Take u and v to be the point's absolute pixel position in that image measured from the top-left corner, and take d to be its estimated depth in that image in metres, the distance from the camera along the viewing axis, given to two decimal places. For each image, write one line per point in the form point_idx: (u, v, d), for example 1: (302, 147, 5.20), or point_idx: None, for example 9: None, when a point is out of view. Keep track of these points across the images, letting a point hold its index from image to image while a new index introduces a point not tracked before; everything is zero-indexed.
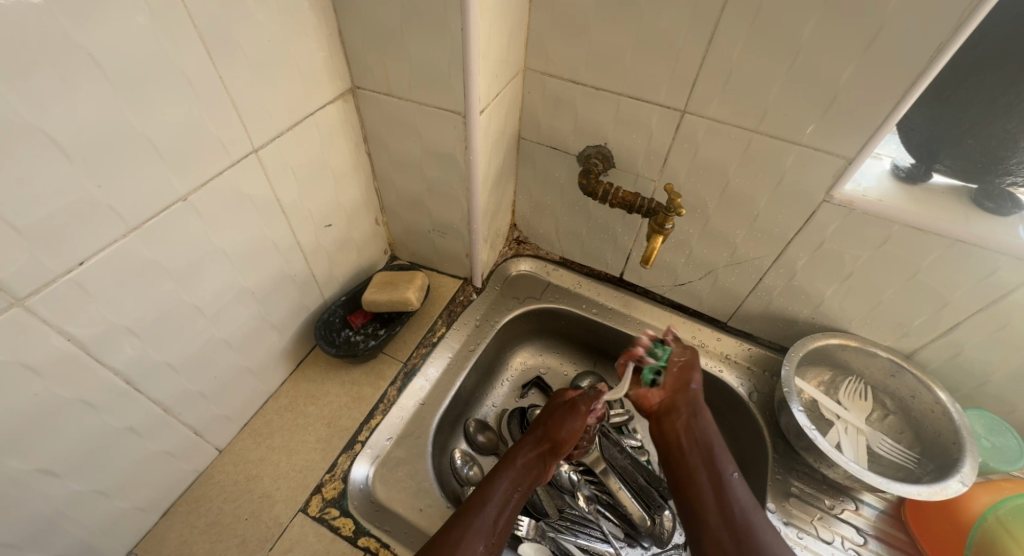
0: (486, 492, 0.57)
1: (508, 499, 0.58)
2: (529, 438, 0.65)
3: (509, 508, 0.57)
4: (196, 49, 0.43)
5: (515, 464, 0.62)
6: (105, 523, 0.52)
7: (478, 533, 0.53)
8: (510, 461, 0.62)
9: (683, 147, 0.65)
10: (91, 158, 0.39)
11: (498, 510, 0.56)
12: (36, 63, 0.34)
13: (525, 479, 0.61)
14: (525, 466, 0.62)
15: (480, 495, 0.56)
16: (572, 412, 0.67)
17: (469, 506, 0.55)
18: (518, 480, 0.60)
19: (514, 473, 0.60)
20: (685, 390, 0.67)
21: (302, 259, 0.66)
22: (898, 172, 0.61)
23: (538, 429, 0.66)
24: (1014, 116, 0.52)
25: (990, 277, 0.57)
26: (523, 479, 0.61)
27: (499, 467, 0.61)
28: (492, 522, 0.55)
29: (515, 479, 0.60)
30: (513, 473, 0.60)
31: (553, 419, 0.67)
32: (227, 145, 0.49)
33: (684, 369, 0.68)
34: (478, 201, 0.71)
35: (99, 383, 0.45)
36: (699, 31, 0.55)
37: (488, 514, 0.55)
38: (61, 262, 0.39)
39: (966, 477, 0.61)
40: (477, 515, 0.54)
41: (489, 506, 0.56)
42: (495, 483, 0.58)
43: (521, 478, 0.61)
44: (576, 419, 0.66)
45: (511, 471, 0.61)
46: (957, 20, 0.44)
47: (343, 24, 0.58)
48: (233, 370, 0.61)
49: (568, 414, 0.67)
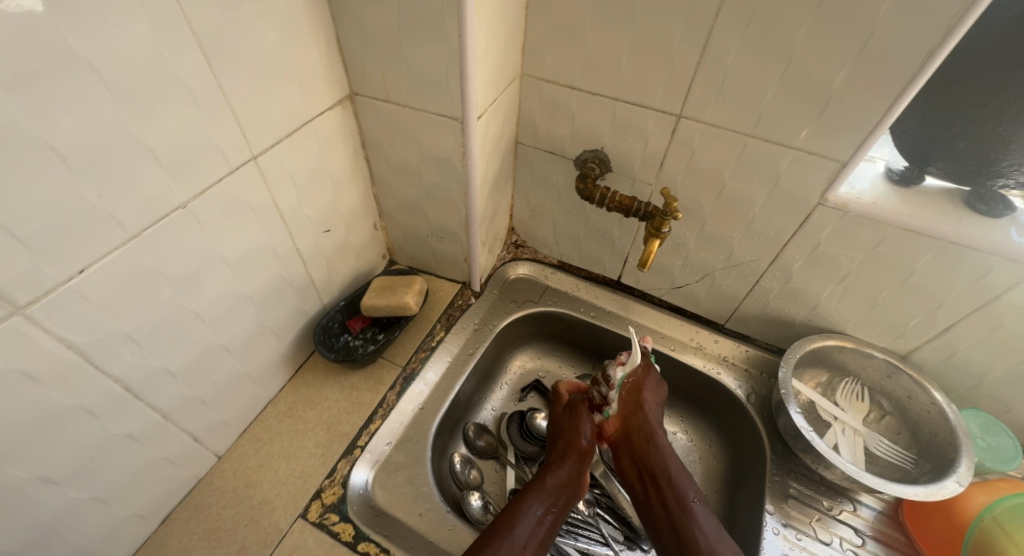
0: (517, 514, 0.57)
1: (541, 521, 0.58)
2: (557, 452, 0.66)
3: (541, 530, 0.58)
4: (196, 58, 0.43)
5: (546, 484, 0.62)
6: (105, 531, 0.52)
7: (509, 555, 0.53)
8: (541, 480, 0.62)
9: (679, 151, 0.65)
10: (91, 166, 0.39)
11: (529, 529, 0.57)
12: (37, 73, 0.34)
13: (557, 500, 0.61)
14: (558, 485, 0.62)
15: (510, 515, 0.57)
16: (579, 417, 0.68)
17: (499, 525, 0.56)
18: (549, 502, 0.60)
19: (546, 493, 0.61)
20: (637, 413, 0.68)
21: (301, 265, 0.66)
22: (892, 175, 0.62)
23: (563, 441, 0.66)
24: (1004, 119, 0.53)
25: (983, 278, 0.58)
26: (552, 498, 0.61)
27: (530, 488, 0.61)
28: (523, 542, 0.55)
29: (547, 499, 0.60)
30: (543, 496, 0.60)
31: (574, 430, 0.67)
32: (227, 152, 0.49)
33: (637, 390, 0.69)
34: (476, 205, 0.71)
35: (99, 391, 0.45)
36: (693, 38, 0.56)
37: (520, 532, 0.56)
38: (62, 270, 0.39)
39: (962, 477, 0.61)
40: (507, 537, 0.55)
41: (521, 525, 0.56)
42: (526, 505, 0.59)
43: (554, 498, 0.61)
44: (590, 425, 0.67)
45: (543, 492, 0.61)
46: (947, 26, 0.45)
47: (341, 32, 0.58)
48: (232, 376, 0.61)
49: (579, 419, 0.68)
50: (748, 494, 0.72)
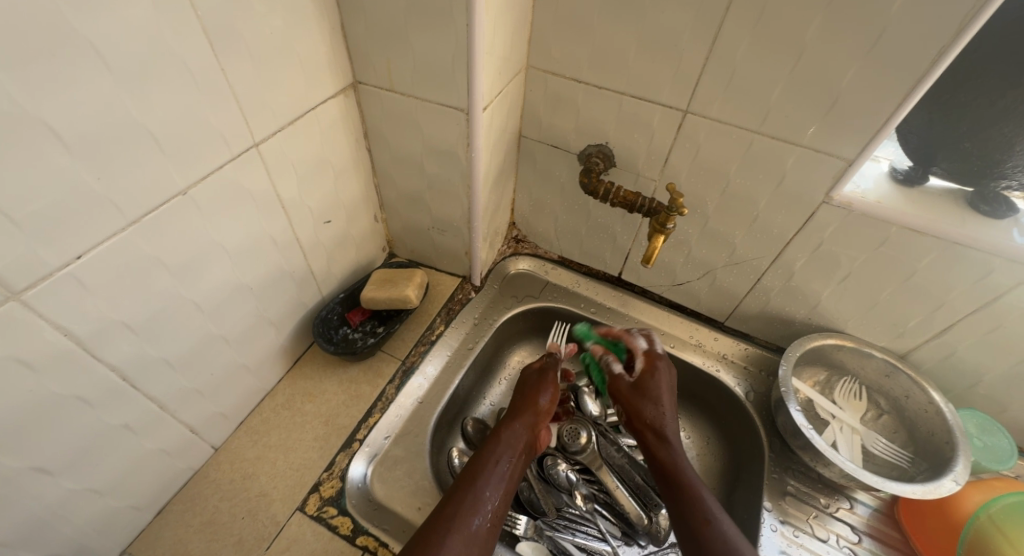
0: (479, 469, 0.56)
1: (503, 470, 0.57)
2: (511, 413, 0.66)
3: (505, 479, 0.56)
4: (198, 40, 0.42)
5: (501, 437, 0.61)
6: (99, 523, 0.51)
7: (473, 507, 0.52)
8: (496, 435, 0.61)
9: (684, 147, 0.65)
10: (90, 150, 0.38)
11: (492, 479, 0.55)
12: (37, 53, 0.33)
13: (514, 449, 0.60)
14: (512, 438, 0.61)
15: (471, 472, 0.56)
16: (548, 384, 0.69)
17: (460, 483, 0.55)
18: (508, 454, 0.59)
19: (503, 445, 0.60)
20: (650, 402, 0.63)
21: (301, 255, 0.65)
22: (896, 175, 0.61)
23: (521, 402, 0.67)
24: (1011, 120, 0.53)
25: (984, 279, 0.58)
26: (509, 450, 0.60)
27: (485, 446, 0.60)
28: (486, 494, 0.54)
29: (505, 450, 0.59)
30: (502, 446, 0.60)
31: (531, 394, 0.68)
32: (229, 139, 0.48)
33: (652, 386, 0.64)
34: (479, 198, 0.70)
35: (95, 380, 0.44)
36: (703, 33, 0.55)
37: (483, 484, 0.54)
38: (59, 255, 0.38)
39: (959, 476, 0.62)
40: (471, 491, 0.53)
41: (482, 478, 0.55)
42: (485, 457, 0.58)
43: (511, 449, 0.60)
44: (552, 381, 0.70)
45: (498, 445, 0.60)
46: (958, 26, 0.45)
47: (346, 19, 0.57)
48: (230, 367, 0.60)
49: (541, 383, 0.69)
50: (747, 490, 0.72)
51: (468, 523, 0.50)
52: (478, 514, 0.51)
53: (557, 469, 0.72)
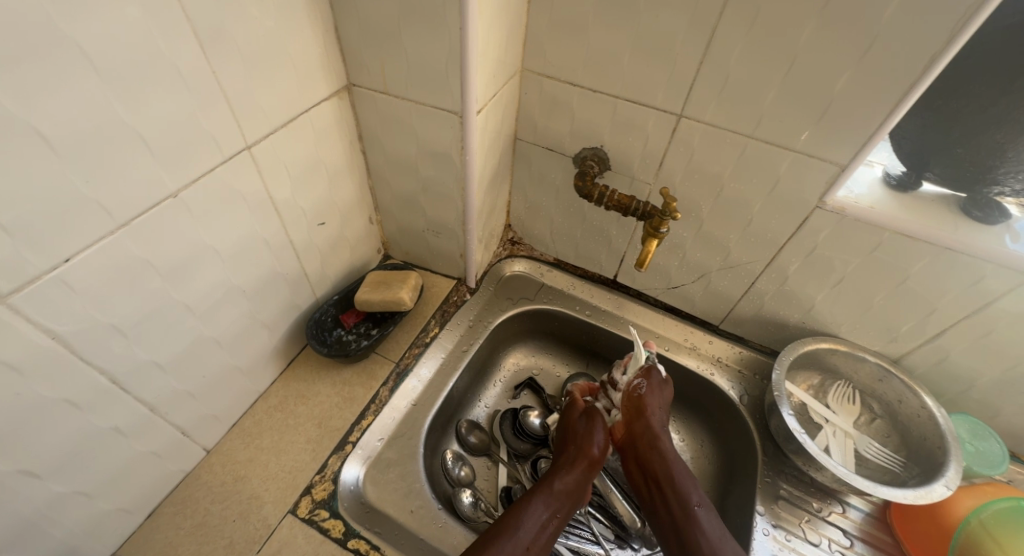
0: (520, 515, 0.58)
1: (543, 523, 0.59)
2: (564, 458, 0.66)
3: (546, 532, 0.58)
4: (190, 43, 0.42)
5: (552, 488, 0.62)
6: (89, 525, 0.51)
7: None
8: (547, 484, 0.62)
9: (679, 151, 0.65)
10: (78, 153, 0.38)
11: (532, 532, 0.57)
12: (23, 55, 0.33)
13: (561, 504, 0.61)
14: (562, 490, 0.62)
15: (512, 519, 0.58)
16: (594, 425, 0.69)
17: (497, 530, 0.57)
18: (555, 506, 0.60)
19: (551, 497, 0.61)
20: (642, 417, 0.68)
21: (294, 257, 0.65)
22: (889, 180, 0.62)
23: (568, 449, 0.67)
24: (1002, 127, 0.53)
25: (977, 284, 0.58)
26: (556, 503, 0.61)
27: (535, 490, 0.61)
28: (524, 547, 0.56)
29: (551, 503, 0.61)
30: (549, 498, 0.61)
31: (582, 440, 0.67)
32: (220, 140, 0.48)
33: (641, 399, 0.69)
34: (474, 201, 0.70)
35: (84, 382, 0.44)
36: (697, 38, 0.55)
37: (523, 535, 0.56)
38: (47, 258, 0.38)
39: (950, 481, 0.62)
40: (509, 539, 0.55)
41: (522, 528, 0.57)
42: (529, 508, 0.59)
43: (560, 503, 0.61)
44: (601, 429, 0.68)
45: (546, 495, 0.61)
46: (950, 32, 0.45)
47: (340, 22, 0.57)
48: (221, 370, 0.60)
49: (591, 427, 0.68)
50: (739, 493, 0.72)
51: None
52: None
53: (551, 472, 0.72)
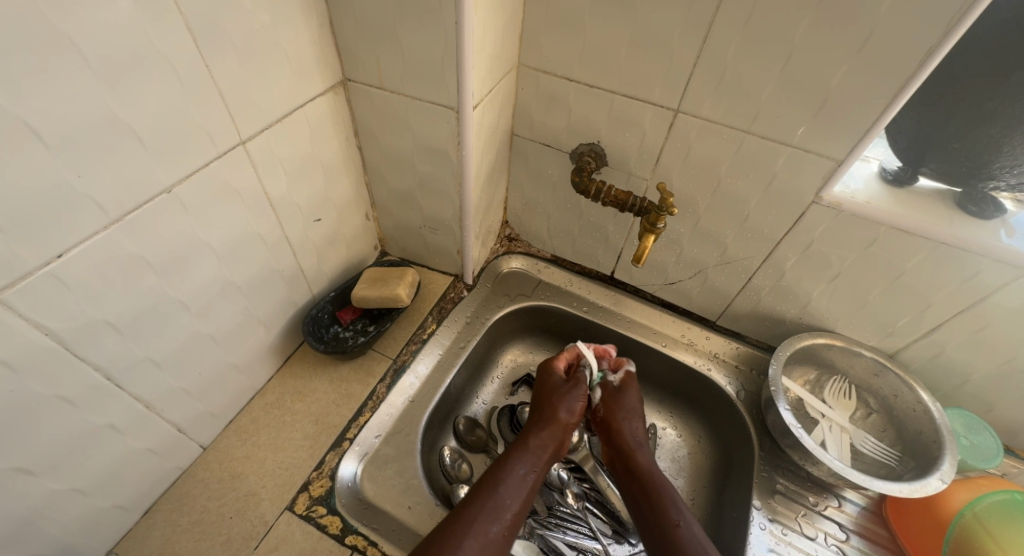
0: (501, 473, 0.58)
1: (525, 478, 0.59)
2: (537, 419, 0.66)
3: (526, 487, 0.58)
4: (183, 37, 0.42)
5: (529, 445, 0.63)
6: (85, 523, 0.51)
7: (492, 513, 0.54)
8: (523, 442, 0.63)
9: (676, 146, 0.65)
10: (71, 148, 0.37)
11: (514, 489, 0.57)
12: (13, 49, 0.32)
13: (539, 459, 0.62)
14: (539, 447, 0.63)
15: (492, 476, 0.58)
16: (575, 390, 0.69)
17: (480, 488, 0.57)
18: (533, 464, 0.61)
19: (529, 454, 0.62)
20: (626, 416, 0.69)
21: (290, 254, 0.64)
22: (885, 175, 0.62)
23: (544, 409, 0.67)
24: (998, 122, 0.53)
25: (972, 279, 0.58)
26: (533, 460, 0.61)
27: (510, 451, 0.62)
28: (506, 501, 0.56)
29: (529, 459, 0.61)
30: (528, 455, 0.61)
31: (560, 400, 0.68)
32: (214, 135, 0.48)
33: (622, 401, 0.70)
34: (471, 197, 0.70)
35: (79, 378, 0.44)
36: (694, 33, 0.55)
37: (505, 491, 0.57)
38: (39, 254, 0.38)
39: (946, 475, 0.62)
40: (491, 495, 0.56)
41: (504, 484, 0.57)
42: (508, 465, 0.60)
43: (537, 458, 0.62)
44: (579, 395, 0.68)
45: (523, 453, 0.61)
46: (946, 27, 0.45)
47: (335, 16, 0.57)
48: (217, 367, 0.59)
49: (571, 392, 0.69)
50: (736, 488, 0.73)
51: (486, 529, 0.53)
52: (498, 521, 0.54)
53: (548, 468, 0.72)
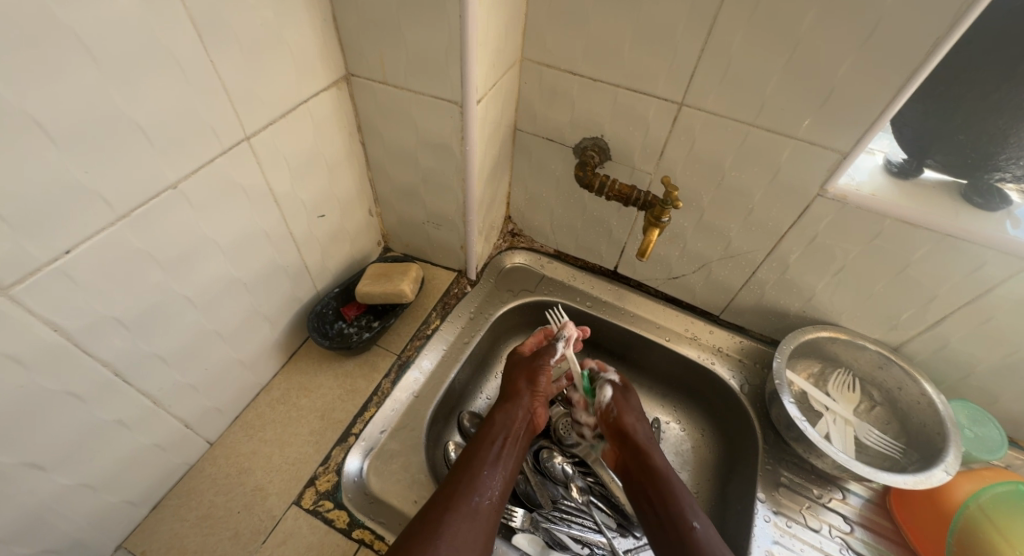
0: (478, 452, 0.61)
1: (500, 453, 0.62)
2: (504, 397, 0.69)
3: (501, 461, 0.61)
4: (187, 32, 0.42)
5: (495, 421, 0.66)
6: (94, 518, 0.51)
7: (473, 486, 0.57)
8: (490, 419, 0.66)
9: (681, 139, 0.65)
10: (78, 144, 0.37)
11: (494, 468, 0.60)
12: (19, 45, 0.32)
13: (508, 432, 0.65)
14: (506, 421, 0.66)
15: (468, 456, 0.61)
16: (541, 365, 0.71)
17: (460, 469, 0.59)
18: (502, 437, 0.64)
19: (497, 428, 0.65)
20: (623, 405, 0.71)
21: (295, 250, 0.65)
22: (891, 167, 0.62)
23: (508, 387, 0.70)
24: (1004, 112, 0.53)
25: (977, 271, 0.58)
26: (503, 434, 0.64)
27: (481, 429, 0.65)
28: (485, 476, 0.59)
29: (500, 434, 0.64)
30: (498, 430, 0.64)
31: (522, 377, 0.71)
32: (219, 131, 0.48)
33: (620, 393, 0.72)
34: (474, 192, 0.70)
35: (87, 374, 0.44)
36: (698, 25, 0.55)
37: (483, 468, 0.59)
38: (47, 250, 0.38)
39: (950, 466, 0.62)
40: (470, 472, 0.59)
41: (480, 460, 0.60)
42: (482, 443, 0.62)
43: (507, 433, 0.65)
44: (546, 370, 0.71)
45: (493, 428, 0.64)
46: (953, 18, 0.44)
47: (338, 11, 0.57)
48: (223, 363, 0.60)
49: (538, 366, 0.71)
50: (740, 481, 0.73)
51: (469, 502, 0.55)
52: (477, 493, 0.57)
53: (553, 462, 0.73)
